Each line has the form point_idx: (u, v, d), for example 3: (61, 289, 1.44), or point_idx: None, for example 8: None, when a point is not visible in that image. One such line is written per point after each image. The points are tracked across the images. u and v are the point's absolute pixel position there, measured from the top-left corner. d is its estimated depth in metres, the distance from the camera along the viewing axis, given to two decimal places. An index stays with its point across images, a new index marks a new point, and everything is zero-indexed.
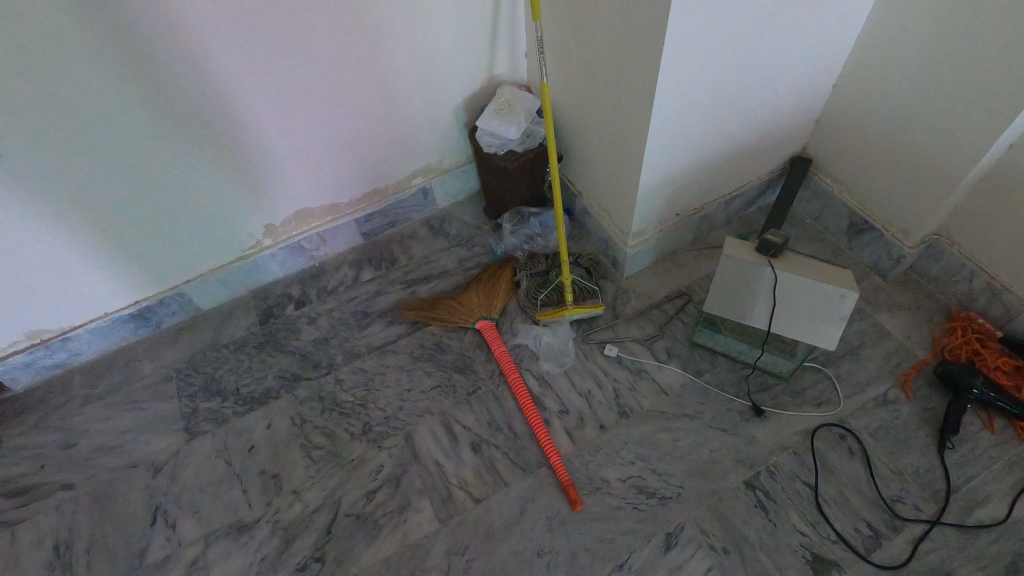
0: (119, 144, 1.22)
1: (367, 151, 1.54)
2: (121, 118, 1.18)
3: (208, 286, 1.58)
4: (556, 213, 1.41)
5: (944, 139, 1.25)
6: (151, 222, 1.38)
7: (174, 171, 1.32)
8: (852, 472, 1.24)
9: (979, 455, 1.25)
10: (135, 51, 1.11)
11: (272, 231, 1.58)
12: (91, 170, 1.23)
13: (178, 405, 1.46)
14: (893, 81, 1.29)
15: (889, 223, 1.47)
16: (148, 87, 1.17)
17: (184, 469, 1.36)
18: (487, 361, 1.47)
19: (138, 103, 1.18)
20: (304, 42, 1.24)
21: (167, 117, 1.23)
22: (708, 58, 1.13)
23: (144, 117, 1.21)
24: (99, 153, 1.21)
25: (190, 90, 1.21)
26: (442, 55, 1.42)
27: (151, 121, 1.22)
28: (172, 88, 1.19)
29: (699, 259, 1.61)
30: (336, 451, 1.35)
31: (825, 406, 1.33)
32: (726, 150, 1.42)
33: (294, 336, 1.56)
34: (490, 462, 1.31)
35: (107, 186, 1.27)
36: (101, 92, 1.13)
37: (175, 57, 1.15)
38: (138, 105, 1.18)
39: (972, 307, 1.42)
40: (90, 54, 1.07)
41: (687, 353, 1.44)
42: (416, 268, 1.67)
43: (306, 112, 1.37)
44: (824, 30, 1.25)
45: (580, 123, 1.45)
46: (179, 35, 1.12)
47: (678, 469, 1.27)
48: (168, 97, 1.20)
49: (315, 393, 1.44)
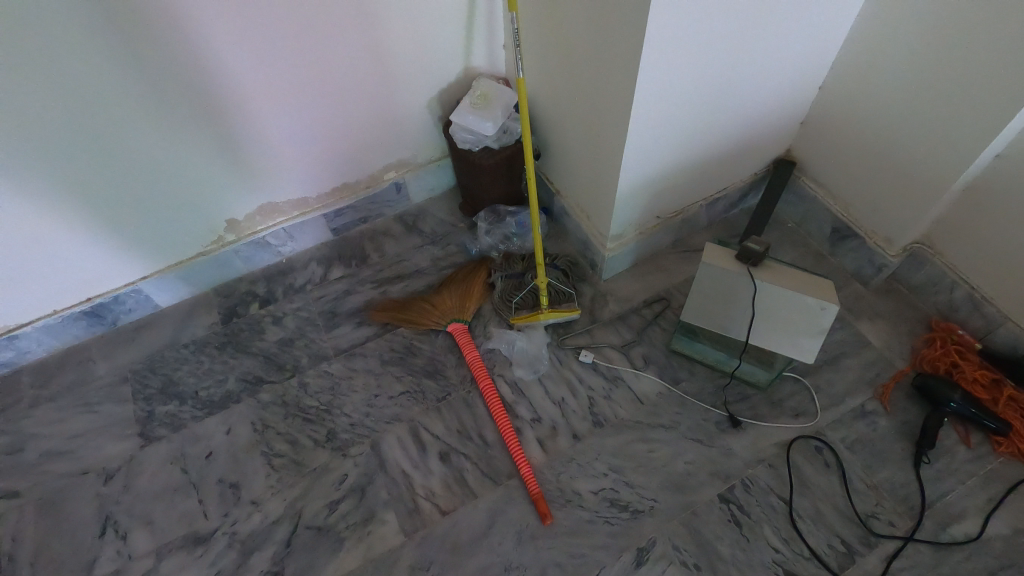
0: (85, 131, 1.15)
1: (340, 144, 1.47)
2: (85, 104, 1.12)
3: (168, 282, 1.50)
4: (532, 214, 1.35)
5: (931, 147, 1.21)
6: (111, 212, 1.31)
7: (141, 158, 1.26)
8: (827, 486, 1.22)
9: (955, 470, 1.23)
10: (103, 33, 1.04)
11: (235, 227, 1.50)
12: (55, 159, 1.16)
13: (134, 409, 1.39)
14: (881, 85, 1.25)
15: (872, 231, 1.43)
16: (112, 67, 1.09)
17: (138, 477, 1.29)
18: (459, 367, 1.42)
19: (104, 90, 1.12)
20: (269, 29, 1.16)
21: (131, 101, 1.16)
22: (689, 59, 1.08)
23: (107, 100, 1.13)
24: (58, 137, 1.14)
25: (157, 72, 1.14)
26: (420, 44, 1.35)
27: (117, 107, 1.15)
28: (137, 69, 1.11)
29: (680, 263, 1.57)
30: (298, 459, 1.30)
31: (802, 418, 1.31)
32: (708, 152, 1.37)
33: (258, 337, 1.49)
34: (459, 472, 1.27)
35: (72, 177, 1.21)
36: (65, 73, 1.06)
37: (139, 38, 1.07)
38: (104, 92, 1.12)
39: (952, 317, 1.39)
40: (49, 29, 1.00)
41: (664, 361, 1.40)
42: (389, 267, 1.61)
43: (274, 102, 1.29)
44: (817, 31, 1.22)
45: (559, 121, 1.39)
46: (142, 14, 1.05)
47: (651, 482, 1.24)
48: (135, 82, 1.13)
49: (279, 398, 1.39)
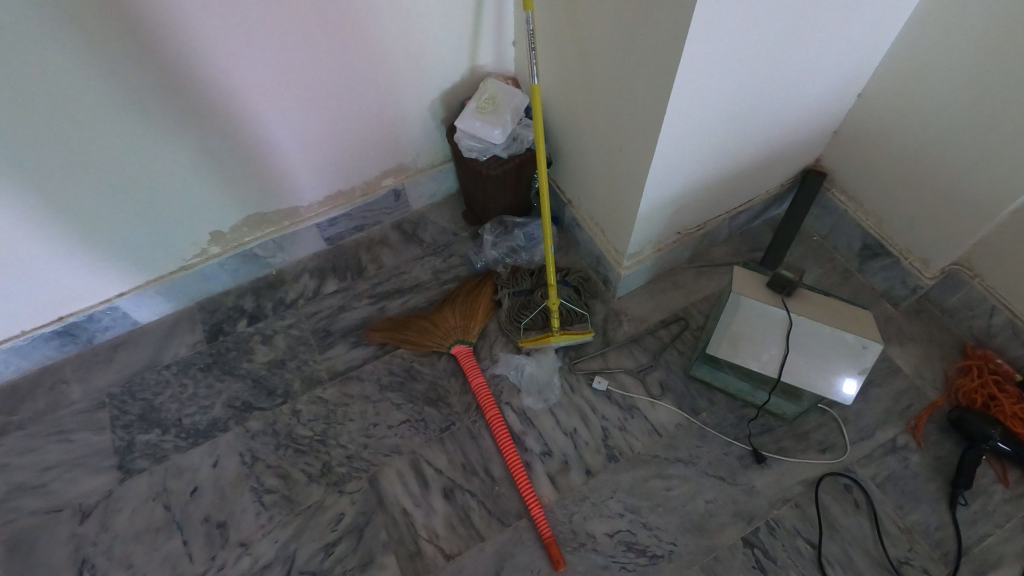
0: (53, 146, 1.04)
1: (333, 151, 1.35)
2: (51, 117, 1.00)
3: (147, 298, 1.39)
4: (544, 231, 1.24)
5: (980, 168, 1.11)
6: (84, 227, 1.19)
7: (118, 171, 1.14)
8: (858, 528, 1.15)
9: (992, 512, 1.16)
10: (65, 40, 0.92)
11: (220, 238, 1.38)
12: (21, 176, 1.05)
13: (112, 438, 1.29)
14: (927, 97, 1.14)
15: (906, 251, 1.33)
16: (78, 74, 0.97)
17: (117, 515, 1.20)
18: (463, 393, 1.32)
19: (71, 101, 1.00)
20: (252, 28, 1.04)
21: (103, 111, 1.04)
22: (725, 71, 0.97)
23: (77, 111, 1.01)
24: (22, 152, 1.02)
25: (130, 80, 1.02)
26: (420, 43, 1.22)
27: (87, 119, 1.03)
28: (106, 75, 0.99)
29: (698, 279, 1.47)
30: (291, 496, 1.21)
31: (830, 453, 1.23)
32: (734, 165, 1.26)
33: (246, 357, 1.39)
34: (464, 511, 1.18)
35: (40, 194, 1.09)
36: (26, 85, 0.94)
37: (109, 40, 0.95)
38: (71, 104, 1.00)
39: (989, 344, 1.31)
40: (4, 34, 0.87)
41: (682, 388, 1.31)
42: (386, 280, 1.50)
43: (260, 108, 1.17)
44: (862, 36, 1.10)
45: (574, 128, 1.28)
46: (110, 13, 0.92)
47: (670, 523, 1.16)
48: (107, 92, 1.01)
49: (269, 427, 1.29)
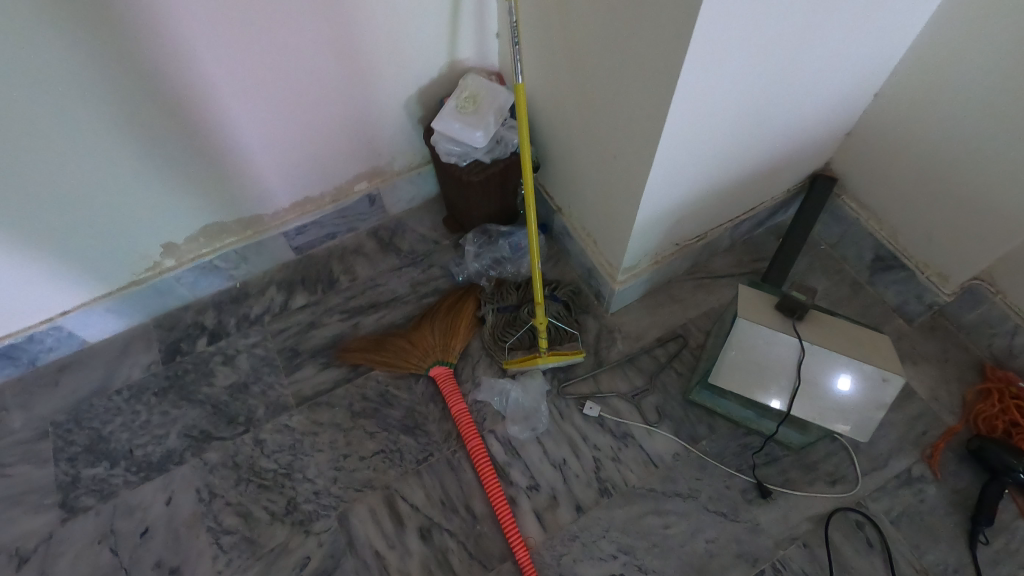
0: None
1: (298, 154, 1.22)
2: None
3: (96, 316, 1.26)
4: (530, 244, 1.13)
5: (1010, 180, 1.00)
6: (16, 244, 1.06)
7: (52, 182, 1.01)
8: (870, 570, 1.06)
9: (1015, 551, 1.07)
10: None
11: (174, 251, 1.26)
12: None
13: (55, 472, 1.17)
14: (951, 100, 1.03)
15: (924, 264, 1.23)
16: None
17: (58, 560, 1.09)
18: (442, 420, 1.21)
19: None
20: (194, 17, 0.91)
21: (26, 115, 0.91)
22: (735, 71, 0.86)
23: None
24: None
25: (55, 79, 0.89)
26: (389, 35, 1.09)
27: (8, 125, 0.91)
28: (20, 74, 0.86)
29: (698, 292, 1.36)
30: (252, 538, 1.10)
31: (840, 486, 1.13)
32: (738, 171, 1.15)
33: (205, 381, 1.27)
34: (442, 553, 1.08)
35: None
36: None
37: (25, 34, 0.82)
38: None
39: (1010, 364, 1.21)
40: None
41: (681, 414, 1.21)
42: (360, 293, 1.38)
43: (211, 108, 1.04)
44: (883, 31, 0.99)
45: (564, 130, 1.16)
46: (18, 1, 0.79)
47: (667, 566, 1.06)
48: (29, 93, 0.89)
49: (229, 459, 1.18)
